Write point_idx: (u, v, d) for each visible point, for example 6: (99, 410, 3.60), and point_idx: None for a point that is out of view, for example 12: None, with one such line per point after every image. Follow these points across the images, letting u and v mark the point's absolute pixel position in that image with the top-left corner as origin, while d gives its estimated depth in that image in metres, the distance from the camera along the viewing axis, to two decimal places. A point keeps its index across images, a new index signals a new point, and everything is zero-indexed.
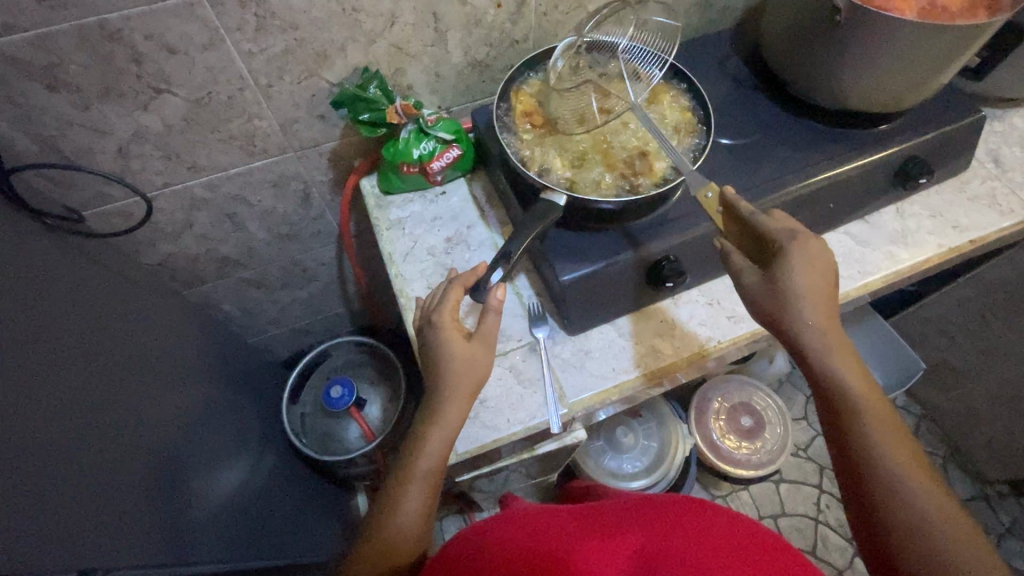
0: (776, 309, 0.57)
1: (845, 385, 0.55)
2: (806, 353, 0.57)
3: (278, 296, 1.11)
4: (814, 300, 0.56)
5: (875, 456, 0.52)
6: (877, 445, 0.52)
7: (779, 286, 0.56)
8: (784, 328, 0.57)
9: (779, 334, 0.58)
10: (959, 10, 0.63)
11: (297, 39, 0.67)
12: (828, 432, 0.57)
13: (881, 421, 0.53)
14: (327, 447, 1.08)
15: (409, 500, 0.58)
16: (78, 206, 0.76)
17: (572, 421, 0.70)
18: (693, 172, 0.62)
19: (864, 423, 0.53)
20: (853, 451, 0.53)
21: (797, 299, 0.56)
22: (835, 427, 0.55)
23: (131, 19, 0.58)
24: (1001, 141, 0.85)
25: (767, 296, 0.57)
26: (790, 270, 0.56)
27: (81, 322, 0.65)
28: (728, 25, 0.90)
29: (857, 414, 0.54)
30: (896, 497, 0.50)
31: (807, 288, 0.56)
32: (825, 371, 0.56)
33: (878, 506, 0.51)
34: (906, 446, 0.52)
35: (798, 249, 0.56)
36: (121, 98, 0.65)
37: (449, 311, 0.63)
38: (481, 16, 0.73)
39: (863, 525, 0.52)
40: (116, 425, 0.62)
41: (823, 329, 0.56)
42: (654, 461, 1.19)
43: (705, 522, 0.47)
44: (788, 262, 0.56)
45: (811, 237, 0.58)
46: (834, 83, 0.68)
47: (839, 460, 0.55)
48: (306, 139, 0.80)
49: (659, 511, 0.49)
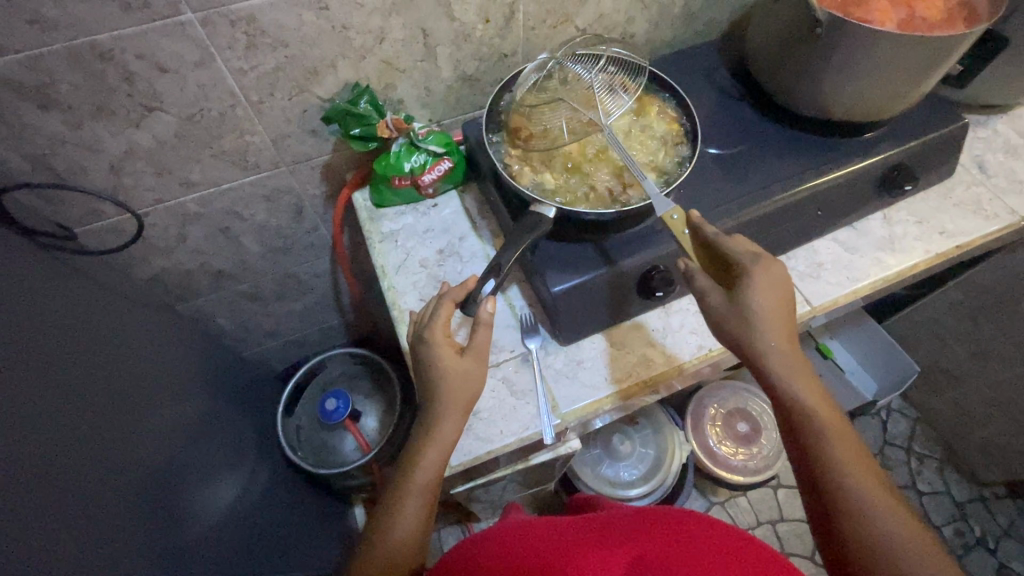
0: (741, 335, 0.58)
1: (809, 407, 0.56)
2: (772, 378, 0.57)
3: (272, 309, 1.11)
4: (775, 324, 0.57)
5: (840, 478, 0.53)
6: (842, 468, 0.53)
7: (742, 313, 0.58)
8: (749, 350, 0.58)
9: (744, 359, 0.59)
10: (938, 22, 0.65)
11: (287, 56, 0.67)
12: (793, 454, 0.58)
13: (845, 443, 0.55)
14: (323, 459, 1.08)
15: (404, 514, 0.58)
16: (70, 223, 0.76)
17: (566, 431, 0.70)
18: (658, 196, 0.63)
19: (829, 447, 0.55)
20: (820, 473, 0.54)
21: (759, 325, 0.57)
22: (801, 449, 0.56)
23: (123, 39, 0.59)
24: (984, 147, 0.87)
25: (732, 318, 0.58)
26: (752, 297, 0.57)
27: (76, 339, 0.65)
28: (715, 37, 0.91)
29: (822, 437, 0.55)
30: (862, 519, 0.51)
31: (769, 315, 0.57)
32: (791, 396, 0.57)
33: (847, 529, 0.51)
34: (868, 467, 0.54)
35: (759, 276, 0.58)
36: (113, 116, 0.66)
37: (441, 327, 0.63)
38: (470, 32, 0.74)
39: (830, 547, 0.53)
40: (111, 442, 0.62)
41: (787, 354, 0.57)
42: (651, 468, 1.19)
43: (690, 530, 0.48)
44: (751, 289, 0.58)
45: (771, 262, 0.59)
46: (817, 94, 0.69)
47: (806, 482, 0.56)
48: (298, 153, 0.81)
49: (651, 523, 0.49)
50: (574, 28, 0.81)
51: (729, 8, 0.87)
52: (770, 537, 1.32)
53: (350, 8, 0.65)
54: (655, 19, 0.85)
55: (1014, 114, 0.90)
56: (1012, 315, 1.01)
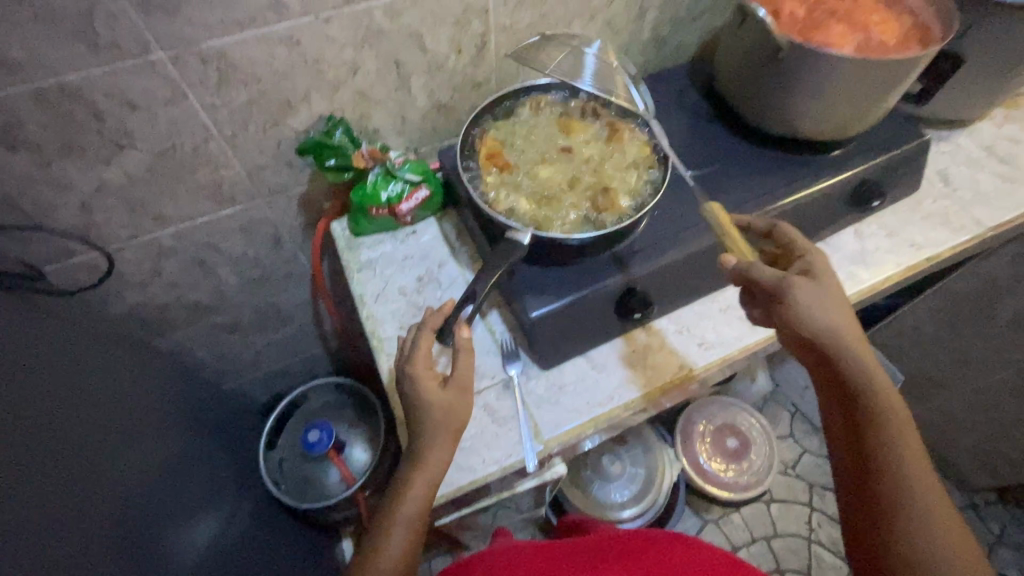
0: (819, 329, 0.58)
1: (873, 393, 0.58)
2: (845, 372, 0.59)
3: (253, 340, 1.09)
4: (843, 311, 0.59)
5: (896, 475, 0.55)
6: (902, 467, 0.55)
7: (818, 307, 0.58)
8: (823, 333, 0.58)
9: (816, 350, 0.60)
10: (895, 45, 0.67)
11: (260, 91, 0.68)
12: (843, 444, 0.60)
13: (905, 436, 0.57)
14: (307, 493, 1.06)
15: (387, 550, 0.56)
16: (40, 261, 0.75)
17: (549, 457, 0.69)
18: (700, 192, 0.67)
19: (890, 435, 0.57)
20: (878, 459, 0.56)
21: (836, 319, 0.58)
22: (859, 434, 0.58)
23: (92, 79, 0.59)
24: (949, 160, 0.89)
25: (808, 297, 0.58)
26: (826, 294, 0.59)
27: (57, 375, 0.63)
28: (684, 59, 0.94)
29: (881, 424, 0.57)
30: (910, 516, 0.54)
31: (841, 312, 0.59)
32: (860, 389, 0.58)
33: (889, 522, 0.54)
34: (925, 467, 0.56)
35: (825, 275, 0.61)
36: (83, 154, 0.66)
37: (422, 358, 0.62)
38: (443, 62, 0.75)
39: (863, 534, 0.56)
40: (90, 483, 0.60)
41: (861, 351, 0.59)
42: (642, 487, 1.17)
43: (662, 541, 0.51)
44: (823, 286, 0.59)
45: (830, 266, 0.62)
46: (784, 114, 0.71)
47: (853, 472, 0.58)
48: (274, 185, 0.81)
49: (631, 541, 0.52)
50: None
51: (696, 32, 0.90)
52: (766, 553, 1.30)
53: (322, 42, 0.66)
54: (626, 45, 0.87)
55: (975, 127, 0.93)
56: (989, 322, 1.03)
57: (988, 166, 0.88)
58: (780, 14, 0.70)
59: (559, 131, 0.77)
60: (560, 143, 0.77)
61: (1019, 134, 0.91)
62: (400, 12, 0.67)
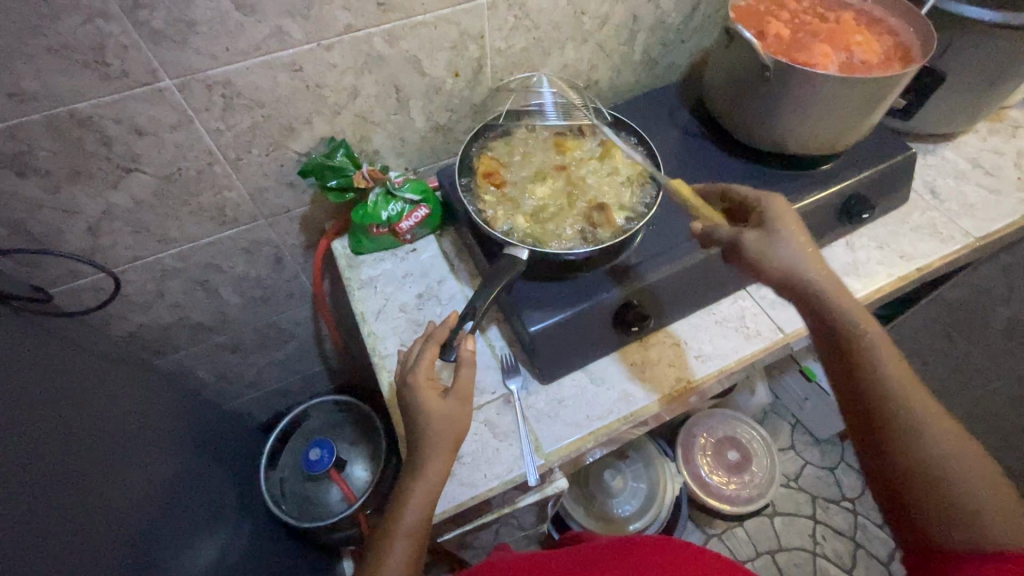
0: (783, 273, 0.61)
1: (854, 325, 0.58)
2: (818, 304, 0.60)
3: (254, 360, 1.10)
4: (805, 249, 0.61)
5: (888, 398, 0.55)
6: (897, 398, 0.55)
7: (777, 254, 0.61)
8: (785, 274, 0.61)
9: (793, 295, 0.62)
10: (877, 64, 0.70)
11: (263, 116, 0.70)
12: (839, 385, 0.60)
13: (893, 365, 0.56)
14: (308, 512, 1.05)
15: (390, 564, 0.56)
16: (46, 285, 0.76)
17: (550, 471, 0.69)
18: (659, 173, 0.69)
19: (880, 365, 0.56)
20: (872, 393, 0.56)
21: (799, 262, 0.60)
22: (848, 372, 0.58)
23: (102, 107, 0.61)
24: (935, 173, 0.91)
25: (761, 244, 0.61)
26: (785, 238, 0.61)
27: (62, 394, 0.64)
28: (675, 79, 0.97)
29: (869, 356, 0.57)
30: (913, 441, 0.53)
31: (802, 250, 0.61)
32: (839, 326, 0.59)
33: (890, 451, 0.54)
34: (923, 393, 0.56)
35: (777, 218, 0.62)
36: (91, 179, 0.67)
37: (424, 369, 0.63)
38: (440, 85, 0.78)
39: (876, 469, 0.56)
40: (88, 508, 0.60)
41: (833, 288, 0.60)
42: (644, 502, 1.15)
43: (647, 544, 0.55)
44: (778, 231, 0.61)
45: (786, 204, 0.63)
46: (773, 131, 0.73)
47: (851, 404, 0.58)
48: (277, 206, 0.83)
49: (619, 549, 0.55)
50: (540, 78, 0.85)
51: (686, 53, 0.93)
52: (771, 567, 1.29)
53: (324, 68, 0.68)
54: (618, 66, 0.89)
55: (959, 141, 0.96)
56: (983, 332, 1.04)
57: (974, 178, 0.90)
58: (765, 36, 0.73)
59: (553, 152, 0.80)
60: (554, 163, 0.79)
61: (1003, 147, 0.94)
62: (399, 39, 0.69)
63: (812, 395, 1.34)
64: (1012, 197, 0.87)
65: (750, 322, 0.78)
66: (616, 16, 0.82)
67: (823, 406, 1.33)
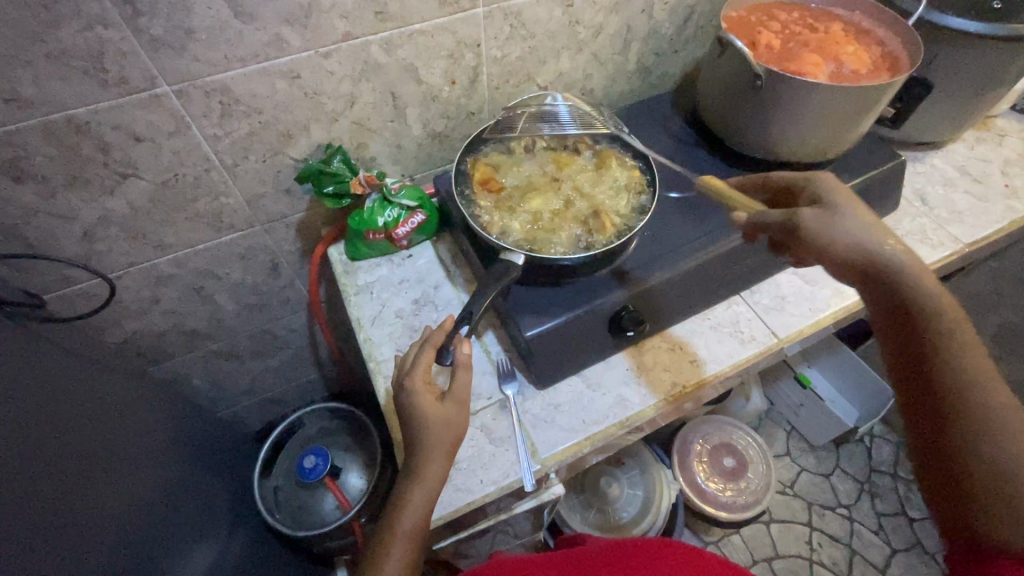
0: (847, 249, 0.58)
1: (925, 303, 0.55)
2: (887, 280, 0.57)
3: (249, 367, 1.10)
4: (869, 227, 0.58)
5: (954, 383, 0.51)
6: (965, 379, 0.51)
7: (840, 227, 0.58)
8: (850, 249, 0.58)
9: (854, 272, 0.59)
10: (866, 73, 0.71)
11: (260, 122, 0.70)
12: (899, 369, 0.55)
13: (964, 349, 0.52)
14: (301, 521, 1.04)
15: (389, 566, 0.56)
16: (40, 291, 0.76)
17: (547, 477, 0.69)
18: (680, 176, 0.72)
19: (951, 348, 0.52)
20: (934, 377, 0.52)
21: (864, 236, 0.58)
22: (913, 352, 0.54)
23: (99, 113, 0.61)
24: (925, 181, 0.93)
25: (814, 222, 0.59)
26: (844, 216, 0.59)
27: (53, 400, 0.63)
28: (668, 88, 0.98)
29: (939, 337, 0.53)
30: (978, 433, 0.49)
31: (865, 228, 0.58)
32: (908, 303, 0.55)
33: (954, 438, 0.50)
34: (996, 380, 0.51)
35: (835, 194, 0.60)
36: (88, 185, 0.67)
37: (421, 372, 0.63)
38: (437, 93, 0.79)
39: (934, 464, 0.51)
40: (83, 514, 0.59)
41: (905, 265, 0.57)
42: (640, 510, 1.14)
43: (637, 548, 0.55)
44: (840, 206, 0.59)
45: (839, 183, 0.62)
46: (764, 138, 0.74)
47: (909, 389, 0.54)
48: (273, 213, 0.83)
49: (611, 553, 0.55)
50: (536, 86, 0.86)
51: (679, 62, 0.94)
52: None
53: (321, 76, 0.69)
54: (613, 75, 0.91)
55: (947, 149, 0.97)
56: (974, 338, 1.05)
57: (962, 186, 0.92)
58: (757, 46, 0.75)
59: (549, 160, 0.80)
60: (550, 170, 0.79)
61: (990, 155, 0.96)
62: (396, 47, 0.70)
63: (807, 402, 1.34)
64: (999, 204, 0.89)
65: (744, 327, 0.78)
66: (610, 25, 0.83)
67: (817, 412, 1.33)
